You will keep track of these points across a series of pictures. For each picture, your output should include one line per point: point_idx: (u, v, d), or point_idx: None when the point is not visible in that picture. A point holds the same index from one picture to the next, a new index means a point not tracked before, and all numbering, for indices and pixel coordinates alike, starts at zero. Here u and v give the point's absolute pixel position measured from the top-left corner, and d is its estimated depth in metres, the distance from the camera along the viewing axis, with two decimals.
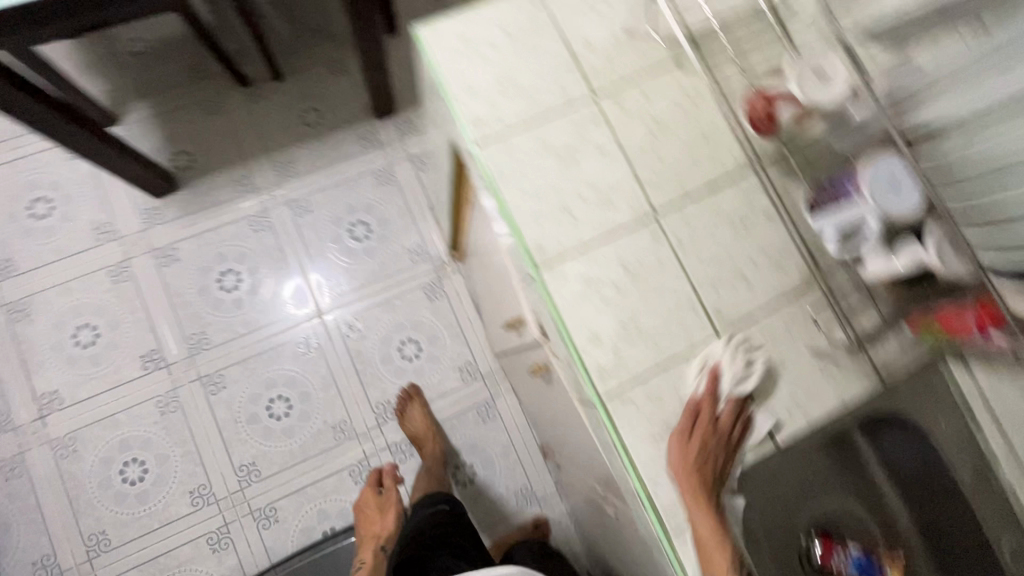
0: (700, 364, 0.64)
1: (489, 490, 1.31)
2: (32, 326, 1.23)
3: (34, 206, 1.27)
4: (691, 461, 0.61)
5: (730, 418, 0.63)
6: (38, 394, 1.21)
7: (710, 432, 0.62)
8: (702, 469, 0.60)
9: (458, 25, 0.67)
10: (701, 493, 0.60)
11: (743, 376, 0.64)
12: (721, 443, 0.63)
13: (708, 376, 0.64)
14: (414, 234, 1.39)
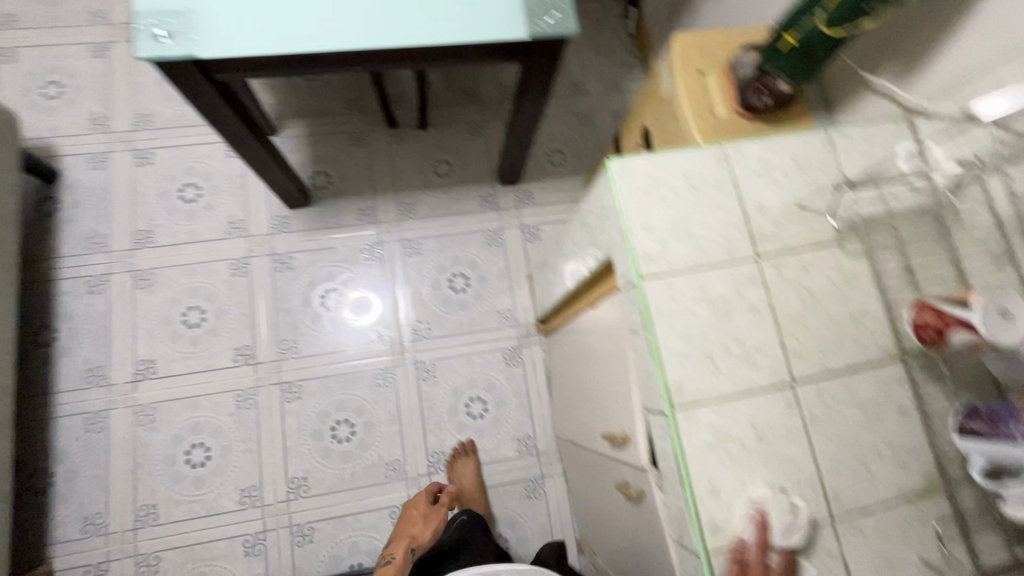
0: (743, 513, 0.65)
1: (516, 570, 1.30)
2: (151, 297, 1.33)
3: (184, 189, 1.40)
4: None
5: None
6: (138, 359, 1.29)
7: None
8: None
9: (648, 165, 0.73)
10: None
11: (789, 534, 0.63)
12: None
13: (756, 528, 0.64)
14: (508, 298, 1.45)
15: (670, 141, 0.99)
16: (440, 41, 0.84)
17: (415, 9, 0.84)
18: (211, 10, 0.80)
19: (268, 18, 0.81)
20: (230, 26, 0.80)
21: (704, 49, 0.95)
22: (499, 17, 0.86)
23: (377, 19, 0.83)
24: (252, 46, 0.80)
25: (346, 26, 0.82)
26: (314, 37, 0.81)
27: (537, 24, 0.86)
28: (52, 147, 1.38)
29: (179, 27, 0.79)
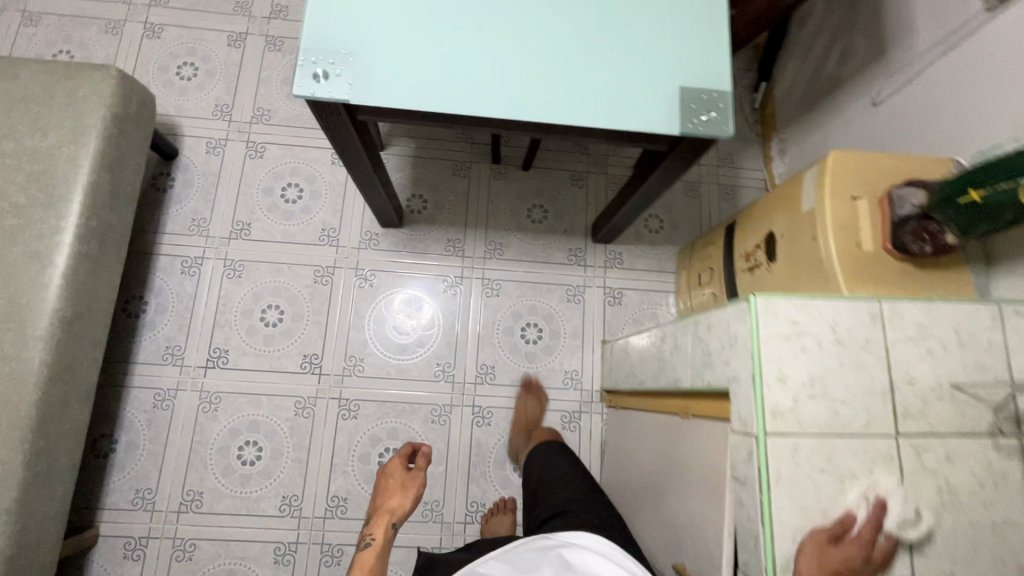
0: (859, 492, 0.64)
1: None
2: (237, 288, 1.36)
3: (288, 189, 1.43)
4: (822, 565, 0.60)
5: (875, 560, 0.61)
6: (213, 346, 1.33)
7: (853, 553, 0.60)
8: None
9: (795, 309, 0.67)
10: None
11: (904, 527, 0.62)
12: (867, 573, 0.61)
13: (871, 509, 0.63)
14: (577, 359, 1.40)
15: (799, 260, 0.92)
16: (589, 123, 0.82)
17: (570, 86, 0.82)
18: (374, 54, 0.81)
19: (427, 73, 0.81)
20: (390, 73, 0.80)
21: (861, 172, 0.88)
22: (653, 108, 0.83)
23: (531, 91, 0.82)
24: (407, 99, 0.80)
25: (500, 93, 0.81)
26: (468, 100, 0.81)
27: (691, 122, 0.83)
28: (177, 126, 1.44)
29: (343, 67, 0.80)
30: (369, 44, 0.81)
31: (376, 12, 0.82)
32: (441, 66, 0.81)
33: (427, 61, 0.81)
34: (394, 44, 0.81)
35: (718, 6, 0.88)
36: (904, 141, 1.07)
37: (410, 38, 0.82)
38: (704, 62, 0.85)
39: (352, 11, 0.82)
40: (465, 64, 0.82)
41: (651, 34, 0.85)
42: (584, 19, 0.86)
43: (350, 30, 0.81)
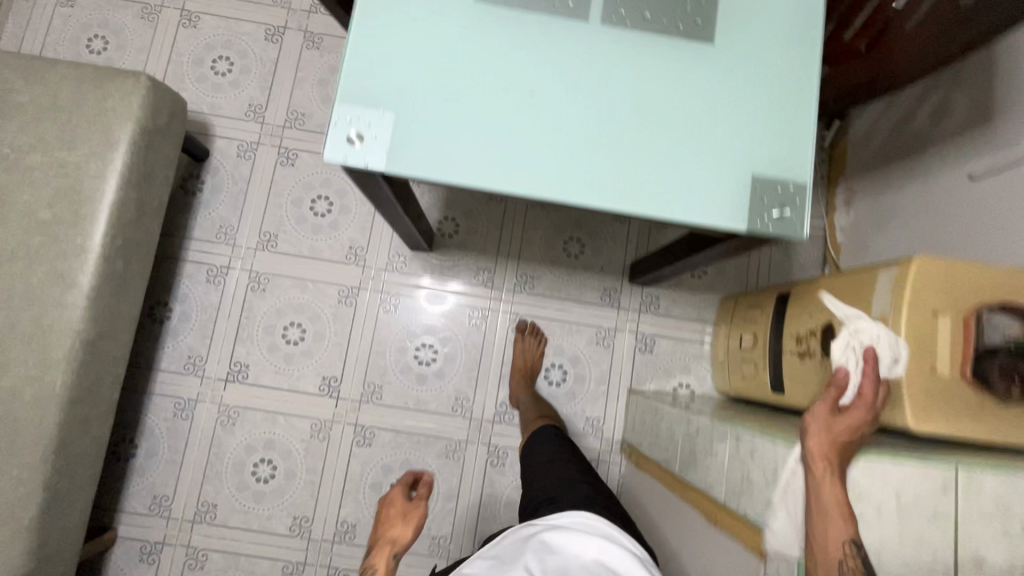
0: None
1: None
2: (261, 301, 1.34)
3: (317, 202, 1.38)
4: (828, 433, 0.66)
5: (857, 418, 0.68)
6: (234, 360, 1.32)
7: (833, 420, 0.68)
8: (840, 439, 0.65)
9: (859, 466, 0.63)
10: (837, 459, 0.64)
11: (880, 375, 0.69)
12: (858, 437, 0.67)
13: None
14: (600, 407, 1.35)
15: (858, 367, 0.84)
16: (647, 214, 0.73)
17: (627, 167, 0.75)
18: (415, 118, 0.73)
19: (472, 143, 0.73)
20: (430, 141, 0.73)
21: (948, 284, 0.78)
22: (719, 198, 0.74)
23: (584, 170, 0.74)
24: (448, 172, 0.72)
25: (551, 171, 0.74)
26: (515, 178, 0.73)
27: (761, 218, 0.74)
28: (208, 125, 1.39)
29: (379, 131, 0.72)
30: (411, 106, 0.73)
31: (422, 70, 0.74)
32: (489, 136, 0.74)
33: (473, 129, 0.74)
34: (440, 107, 0.74)
35: (807, 82, 0.77)
36: (995, 234, 0.95)
37: (457, 101, 0.74)
38: (782, 148, 0.75)
39: (394, 65, 0.74)
40: (515, 134, 0.74)
41: (725, 113, 0.76)
42: (650, 88, 0.77)
43: (391, 88, 0.73)
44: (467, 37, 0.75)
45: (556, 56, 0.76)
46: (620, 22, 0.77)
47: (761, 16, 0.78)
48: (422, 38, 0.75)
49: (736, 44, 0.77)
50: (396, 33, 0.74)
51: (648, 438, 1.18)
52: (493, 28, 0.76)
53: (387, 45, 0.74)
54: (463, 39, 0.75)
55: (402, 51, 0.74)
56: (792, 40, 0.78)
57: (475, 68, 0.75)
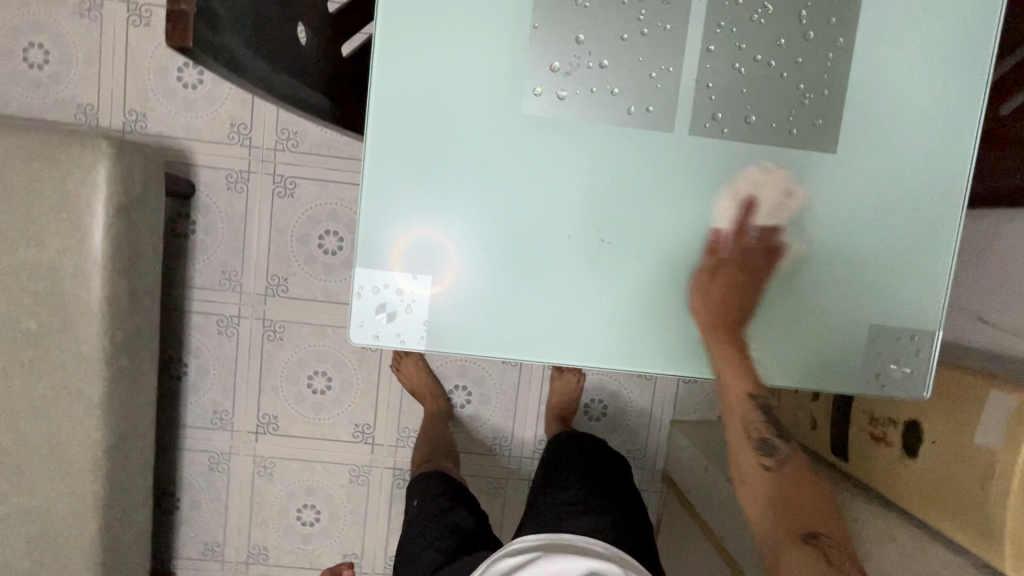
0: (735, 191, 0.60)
1: (500, 511, 1.34)
2: (281, 351, 1.24)
3: (324, 238, 1.22)
4: (709, 301, 0.61)
5: (757, 257, 0.61)
6: (262, 413, 1.26)
7: (743, 278, 0.61)
8: (726, 305, 0.61)
9: None
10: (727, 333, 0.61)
11: (782, 205, 0.60)
12: (754, 275, 0.61)
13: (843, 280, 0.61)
14: (641, 439, 1.31)
15: (949, 488, 0.78)
16: (743, 379, 0.62)
17: (717, 321, 0.62)
18: (457, 281, 0.59)
19: (527, 308, 0.60)
20: (475, 307, 0.60)
21: None
22: (827, 354, 0.62)
23: (663, 331, 0.62)
24: (501, 348, 0.60)
25: (624, 336, 0.61)
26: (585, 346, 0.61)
27: (875, 375, 0.62)
28: (188, 152, 1.19)
29: (413, 300, 0.59)
30: (449, 265, 0.59)
31: (457, 217, 0.59)
32: (546, 296, 0.60)
33: (527, 288, 0.60)
34: (485, 263, 0.59)
35: (952, 196, 0.60)
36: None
37: (507, 253, 0.59)
38: (909, 287, 0.61)
39: (424, 214, 0.58)
40: (581, 291, 0.60)
41: (844, 243, 0.61)
42: (751, 215, 0.60)
43: (422, 246, 0.59)
44: (515, 164, 0.58)
45: (631, 183, 0.59)
46: (716, 132, 0.58)
47: (902, 104, 0.59)
48: (457, 173, 0.58)
49: (867, 148, 0.59)
50: (425, 169, 0.58)
51: (700, 488, 1.15)
52: (548, 148, 0.58)
53: (412, 188, 0.58)
54: (510, 169, 0.58)
55: (433, 192, 0.58)
56: (940, 139, 0.59)
57: (528, 208, 0.59)
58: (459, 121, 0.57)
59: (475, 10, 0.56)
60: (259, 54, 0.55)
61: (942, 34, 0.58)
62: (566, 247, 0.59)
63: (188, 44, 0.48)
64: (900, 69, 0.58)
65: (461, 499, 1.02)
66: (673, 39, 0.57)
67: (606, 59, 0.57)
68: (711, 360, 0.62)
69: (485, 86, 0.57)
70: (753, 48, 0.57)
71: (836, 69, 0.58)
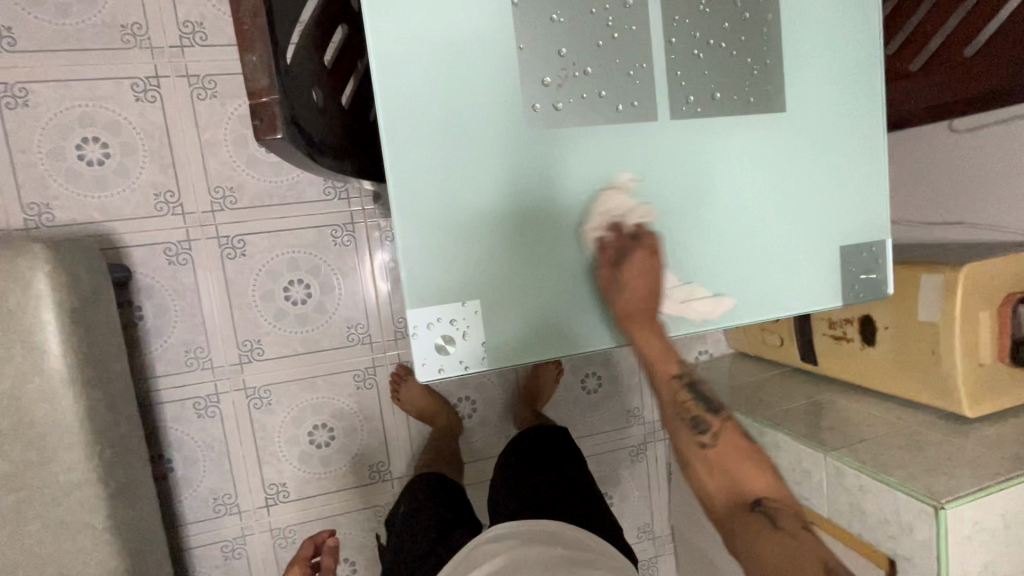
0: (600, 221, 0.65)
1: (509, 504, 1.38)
2: (273, 416, 1.18)
3: (290, 288, 1.17)
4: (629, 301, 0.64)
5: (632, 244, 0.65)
6: (267, 484, 1.20)
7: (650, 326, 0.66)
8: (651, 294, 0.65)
9: (978, 512, 0.71)
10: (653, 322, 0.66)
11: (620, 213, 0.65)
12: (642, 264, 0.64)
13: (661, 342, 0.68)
14: (637, 397, 1.41)
15: (908, 359, 0.94)
16: (750, 317, 0.71)
17: (706, 277, 0.70)
18: (496, 297, 0.62)
19: (542, 310, 0.64)
20: (515, 317, 0.63)
21: (988, 283, 0.86)
22: (809, 280, 0.73)
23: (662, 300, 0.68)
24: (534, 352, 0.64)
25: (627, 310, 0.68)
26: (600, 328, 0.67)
27: (851, 288, 0.74)
28: (112, 234, 1.07)
29: (469, 325, 0.61)
30: (485, 284, 0.62)
31: (458, 241, 0.60)
32: (574, 291, 0.65)
33: (536, 290, 0.64)
34: (516, 275, 0.63)
35: (874, 130, 0.73)
36: (972, 196, 1.01)
37: (536, 259, 0.63)
38: (858, 210, 0.74)
39: (453, 240, 0.60)
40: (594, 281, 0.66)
41: (804, 186, 0.71)
42: (725, 175, 0.68)
43: (459, 269, 0.61)
44: (526, 175, 0.62)
45: (624, 171, 0.65)
46: (691, 112, 0.66)
47: (825, 59, 0.70)
48: (474, 196, 0.61)
49: (806, 103, 0.70)
50: (443, 198, 0.60)
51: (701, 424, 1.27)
52: (553, 155, 0.62)
53: (436, 218, 0.60)
54: (505, 186, 0.61)
55: (456, 218, 0.60)
56: (857, 85, 0.71)
57: (546, 214, 0.63)
58: (467, 146, 0.60)
59: (442, 39, 0.57)
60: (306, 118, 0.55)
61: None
62: (585, 242, 0.65)
63: (271, 132, 0.50)
64: (817, 33, 0.69)
65: (447, 485, 1.07)
66: (641, 37, 0.63)
67: (589, 65, 0.62)
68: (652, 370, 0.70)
69: (463, 108, 0.59)
70: (706, 34, 0.65)
71: (772, 40, 0.67)
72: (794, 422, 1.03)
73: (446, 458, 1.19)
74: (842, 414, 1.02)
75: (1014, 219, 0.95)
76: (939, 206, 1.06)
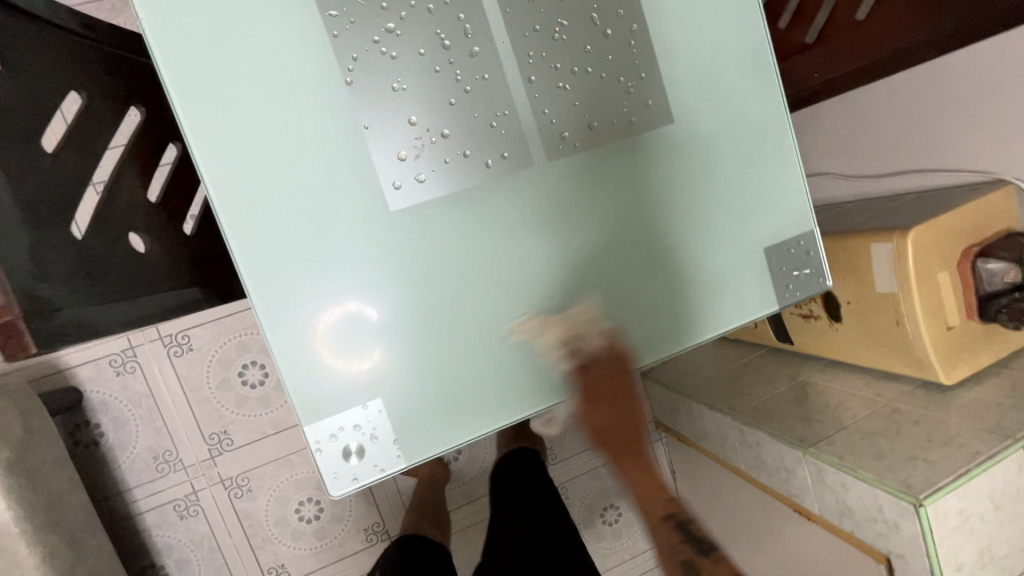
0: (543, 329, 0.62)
1: None
2: (255, 502, 1.16)
3: (246, 372, 1.14)
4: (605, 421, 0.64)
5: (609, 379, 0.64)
6: (266, 568, 1.18)
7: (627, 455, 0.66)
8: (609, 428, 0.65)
9: (961, 499, 0.67)
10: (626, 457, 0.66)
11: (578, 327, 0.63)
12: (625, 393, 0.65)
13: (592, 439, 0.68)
14: None
15: (875, 332, 0.88)
16: (683, 337, 0.67)
17: (628, 306, 0.65)
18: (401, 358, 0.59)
19: (453, 356, 0.60)
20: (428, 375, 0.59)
21: (941, 243, 0.80)
22: (739, 291, 0.68)
23: (585, 324, 0.64)
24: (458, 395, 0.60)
25: (551, 338, 0.63)
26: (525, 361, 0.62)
27: (786, 288, 0.70)
28: (53, 358, 1.06)
29: (377, 427, 0.58)
30: (390, 357, 0.58)
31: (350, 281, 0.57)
32: (484, 364, 0.61)
33: (446, 335, 0.60)
34: (420, 322, 0.59)
35: (779, 117, 0.68)
36: (916, 143, 0.95)
37: (438, 321, 0.60)
38: (776, 206, 0.69)
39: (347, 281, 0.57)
40: (506, 321, 0.61)
41: (711, 195, 0.67)
42: (624, 202, 0.64)
43: (362, 359, 0.58)
44: (403, 256, 0.58)
45: (511, 213, 0.60)
46: (570, 148, 0.61)
47: (707, 58, 0.65)
48: (351, 291, 0.57)
49: (695, 108, 0.65)
50: (326, 262, 0.56)
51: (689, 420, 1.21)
52: (429, 227, 0.58)
53: (316, 325, 0.57)
54: (386, 230, 0.57)
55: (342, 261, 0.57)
56: (746, 77, 0.66)
57: (438, 247, 0.59)
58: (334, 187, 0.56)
59: (272, 99, 0.54)
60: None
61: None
62: (485, 296, 0.61)
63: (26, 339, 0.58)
64: (691, 31, 0.64)
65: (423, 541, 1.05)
66: (495, 84, 0.58)
67: (446, 127, 0.58)
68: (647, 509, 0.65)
69: (318, 146, 0.55)
70: (567, 62, 0.60)
71: (643, 51, 0.62)
72: (777, 414, 0.97)
73: (436, 509, 1.17)
74: (822, 394, 0.96)
75: (962, 162, 0.89)
76: (886, 158, 1.00)
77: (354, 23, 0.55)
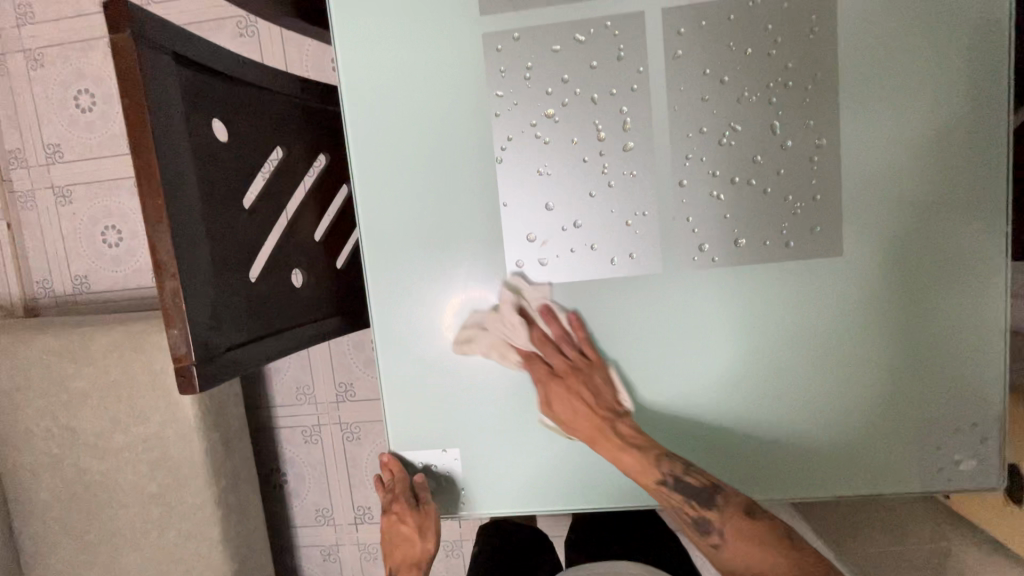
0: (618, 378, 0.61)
1: None
2: (361, 449, 1.34)
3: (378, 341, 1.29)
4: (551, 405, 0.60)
5: (577, 368, 0.60)
6: (357, 505, 1.36)
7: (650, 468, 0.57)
8: (579, 416, 0.59)
9: None
10: (604, 430, 0.59)
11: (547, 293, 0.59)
12: (591, 383, 0.59)
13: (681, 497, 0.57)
14: None
15: None
16: (787, 476, 0.60)
17: (731, 430, 0.60)
18: (488, 412, 0.62)
19: (537, 424, 0.62)
20: (509, 432, 0.62)
21: None
22: (870, 457, 0.59)
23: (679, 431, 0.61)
24: (533, 456, 0.63)
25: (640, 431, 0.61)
26: (603, 450, 0.62)
27: (934, 469, 0.59)
28: None
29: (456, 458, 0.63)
30: (488, 392, 0.62)
31: (472, 300, 0.60)
32: (570, 426, 0.62)
33: (530, 405, 0.62)
34: (519, 379, 0.61)
35: (992, 269, 0.55)
36: None
37: (532, 387, 0.61)
38: (955, 371, 0.57)
39: (466, 303, 0.60)
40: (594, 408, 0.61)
41: (866, 345, 0.57)
42: (757, 327, 0.58)
43: (478, 354, 0.61)
44: (510, 335, 0.60)
45: (628, 304, 0.59)
46: (706, 262, 0.57)
47: (910, 186, 0.55)
48: (463, 309, 0.60)
49: (874, 243, 0.56)
50: (455, 278, 0.60)
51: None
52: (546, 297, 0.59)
53: (438, 318, 0.61)
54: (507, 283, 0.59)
55: (464, 291, 0.60)
56: (955, 216, 0.55)
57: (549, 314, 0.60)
58: (472, 224, 0.59)
59: (436, 151, 0.58)
60: (304, 319, 0.57)
61: (928, 112, 0.54)
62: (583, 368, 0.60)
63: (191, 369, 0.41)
64: (894, 155, 0.54)
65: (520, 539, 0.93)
66: (642, 185, 0.56)
67: (580, 218, 0.58)
68: (597, 442, 0.59)
69: (469, 187, 0.58)
70: (729, 172, 0.55)
71: (825, 171, 0.55)
72: None
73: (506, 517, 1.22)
74: (941, 553, 0.76)
75: None
76: None
77: (517, 104, 0.56)
